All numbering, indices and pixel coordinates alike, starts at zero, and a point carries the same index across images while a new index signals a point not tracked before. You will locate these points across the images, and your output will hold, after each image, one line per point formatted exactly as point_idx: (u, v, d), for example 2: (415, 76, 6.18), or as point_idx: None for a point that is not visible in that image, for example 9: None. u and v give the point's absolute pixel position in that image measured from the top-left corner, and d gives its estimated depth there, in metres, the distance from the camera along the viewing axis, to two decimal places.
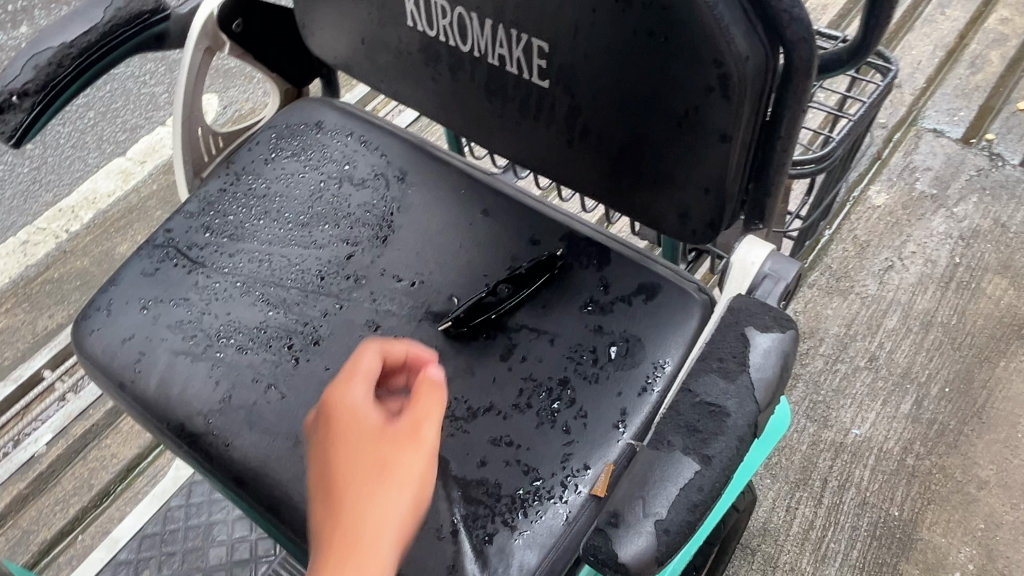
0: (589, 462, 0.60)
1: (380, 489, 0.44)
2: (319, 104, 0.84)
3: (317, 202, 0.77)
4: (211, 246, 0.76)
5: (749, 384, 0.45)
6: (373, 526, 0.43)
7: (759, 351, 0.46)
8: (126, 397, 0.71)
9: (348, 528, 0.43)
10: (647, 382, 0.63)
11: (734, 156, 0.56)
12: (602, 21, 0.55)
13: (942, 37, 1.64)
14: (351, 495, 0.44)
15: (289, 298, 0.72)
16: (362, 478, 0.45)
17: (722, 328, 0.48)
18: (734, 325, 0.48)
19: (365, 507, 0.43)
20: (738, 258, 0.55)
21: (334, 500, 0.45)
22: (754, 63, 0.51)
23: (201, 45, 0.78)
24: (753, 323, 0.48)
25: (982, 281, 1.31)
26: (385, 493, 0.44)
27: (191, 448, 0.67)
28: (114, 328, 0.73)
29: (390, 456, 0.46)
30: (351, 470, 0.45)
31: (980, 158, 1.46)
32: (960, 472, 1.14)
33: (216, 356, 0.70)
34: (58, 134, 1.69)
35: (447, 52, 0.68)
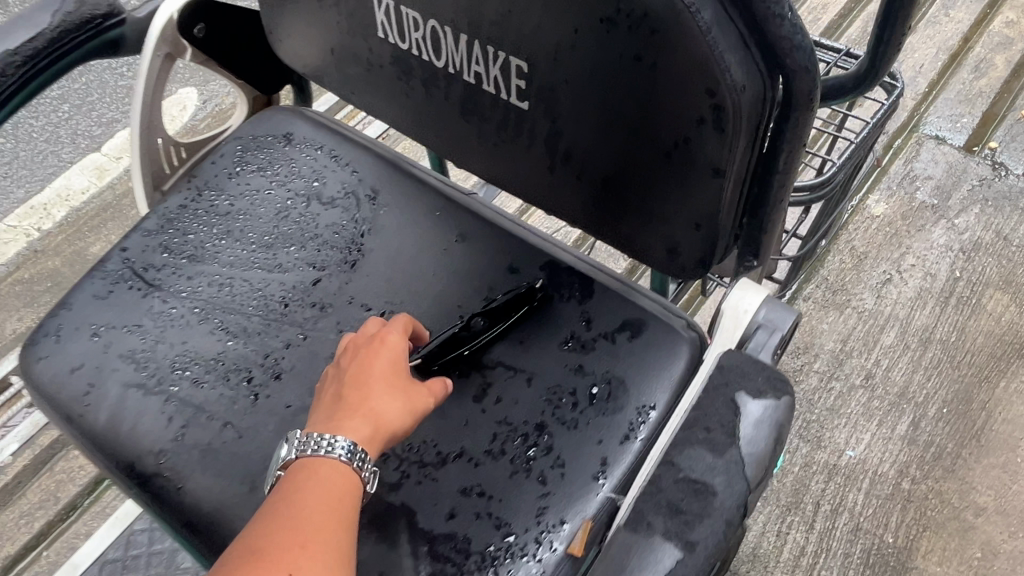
0: (566, 516, 0.56)
1: (401, 399, 0.55)
2: (288, 114, 0.80)
3: (283, 221, 0.73)
4: (169, 268, 0.71)
5: (738, 459, 0.41)
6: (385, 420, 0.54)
7: (749, 423, 0.42)
8: (74, 432, 0.66)
9: (369, 409, 0.53)
10: (631, 429, 0.58)
11: (728, 191, 0.52)
12: (585, 42, 0.50)
13: (945, 39, 1.59)
14: (377, 391, 0.55)
15: (251, 327, 0.67)
16: (387, 381, 0.55)
17: (709, 390, 0.44)
18: (723, 388, 0.44)
19: (386, 403, 0.54)
20: (731, 305, 0.50)
21: (357, 387, 0.55)
22: (751, 93, 0.46)
23: (160, 51, 0.72)
24: (744, 387, 0.44)
25: (983, 297, 1.27)
26: (399, 401, 0.55)
27: (140, 490, 0.63)
28: (62, 357, 0.68)
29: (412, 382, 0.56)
30: (379, 370, 0.56)
31: (983, 168, 1.42)
32: (957, 497, 1.10)
33: (170, 390, 0.65)
34: (31, 128, 1.62)
35: (420, 66, 0.63)
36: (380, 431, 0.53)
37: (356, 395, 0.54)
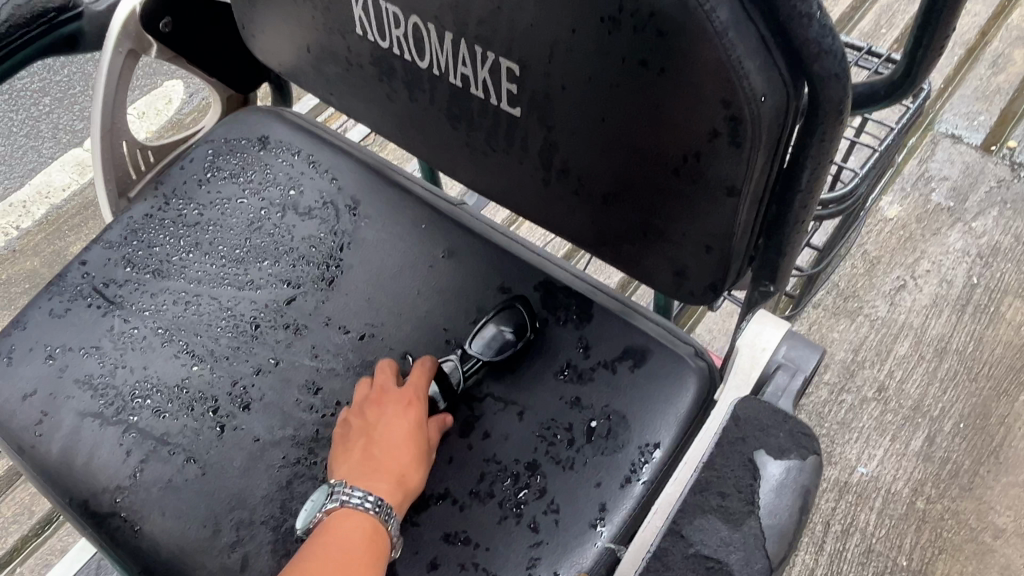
0: (560, 569, 0.50)
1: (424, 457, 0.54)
2: (264, 116, 0.74)
3: (256, 233, 0.67)
4: (131, 284, 0.66)
5: (756, 532, 0.37)
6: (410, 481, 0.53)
7: (770, 488, 0.38)
8: (26, 464, 0.60)
9: (394, 470, 0.52)
10: (632, 471, 0.53)
11: (743, 212, 0.46)
12: (582, 43, 0.45)
13: (962, 33, 1.52)
14: (403, 446, 0.53)
15: (218, 350, 0.62)
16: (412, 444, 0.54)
17: (724, 447, 0.39)
18: (740, 446, 0.39)
19: (412, 463, 0.53)
20: (747, 340, 0.44)
21: (384, 448, 0.53)
22: (772, 104, 0.40)
23: (122, 48, 0.66)
24: (765, 444, 0.39)
25: (1002, 305, 1.21)
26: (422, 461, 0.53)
27: (95, 531, 0.57)
28: (13, 382, 0.62)
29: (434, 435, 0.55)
30: (405, 425, 0.54)
31: (1001, 168, 1.36)
32: (975, 518, 1.05)
33: (128, 421, 0.59)
34: (10, 121, 1.56)
35: (402, 67, 0.58)
36: (407, 494, 0.52)
37: (379, 450, 0.53)
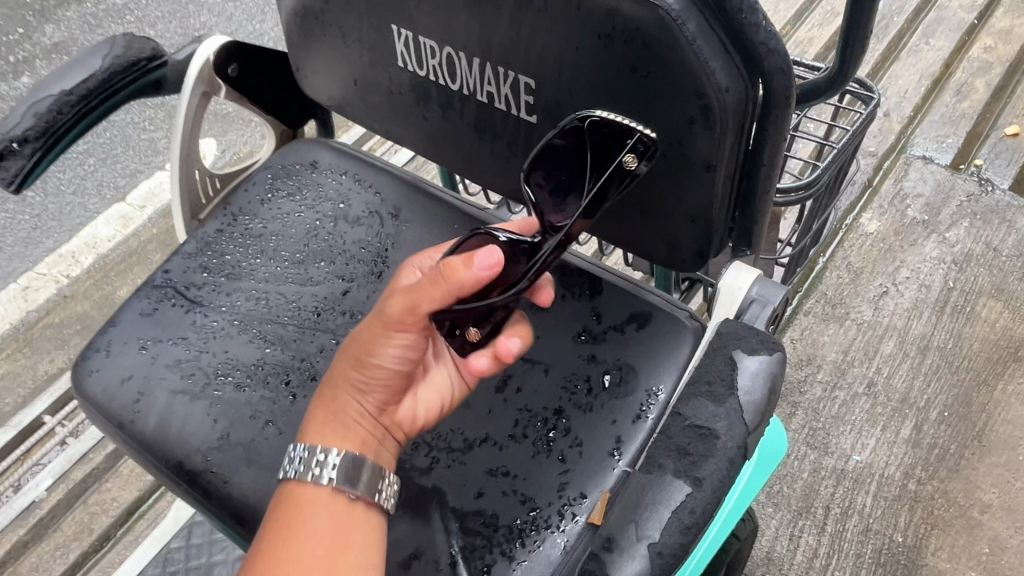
0: (585, 490, 0.61)
1: (349, 363, 0.55)
2: (314, 145, 0.86)
3: (313, 240, 0.79)
4: (209, 285, 0.77)
5: (738, 407, 0.46)
6: (338, 399, 0.56)
7: (747, 375, 0.48)
8: (126, 437, 0.71)
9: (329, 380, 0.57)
10: (641, 411, 0.63)
11: (719, 186, 0.58)
12: (585, 57, 0.57)
13: (928, 66, 1.65)
14: (341, 360, 0.57)
15: (286, 335, 0.73)
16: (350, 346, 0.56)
17: (710, 353, 0.50)
18: (722, 350, 0.49)
19: (340, 364, 0.56)
20: (726, 283, 0.56)
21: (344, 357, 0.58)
22: (734, 94, 0.52)
23: (198, 89, 0.79)
24: (741, 347, 0.49)
25: (977, 305, 1.31)
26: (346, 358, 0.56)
27: (190, 486, 0.67)
28: (113, 369, 0.73)
29: (366, 334, 0.55)
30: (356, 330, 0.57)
31: (970, 184, 1.48)
32: (963, 496, 1.14)
33: (214, 395, 0.70)
34: (58, 181, 1.68)
35: (437, 90, 0.70)
36: (330, 398, 0.56)
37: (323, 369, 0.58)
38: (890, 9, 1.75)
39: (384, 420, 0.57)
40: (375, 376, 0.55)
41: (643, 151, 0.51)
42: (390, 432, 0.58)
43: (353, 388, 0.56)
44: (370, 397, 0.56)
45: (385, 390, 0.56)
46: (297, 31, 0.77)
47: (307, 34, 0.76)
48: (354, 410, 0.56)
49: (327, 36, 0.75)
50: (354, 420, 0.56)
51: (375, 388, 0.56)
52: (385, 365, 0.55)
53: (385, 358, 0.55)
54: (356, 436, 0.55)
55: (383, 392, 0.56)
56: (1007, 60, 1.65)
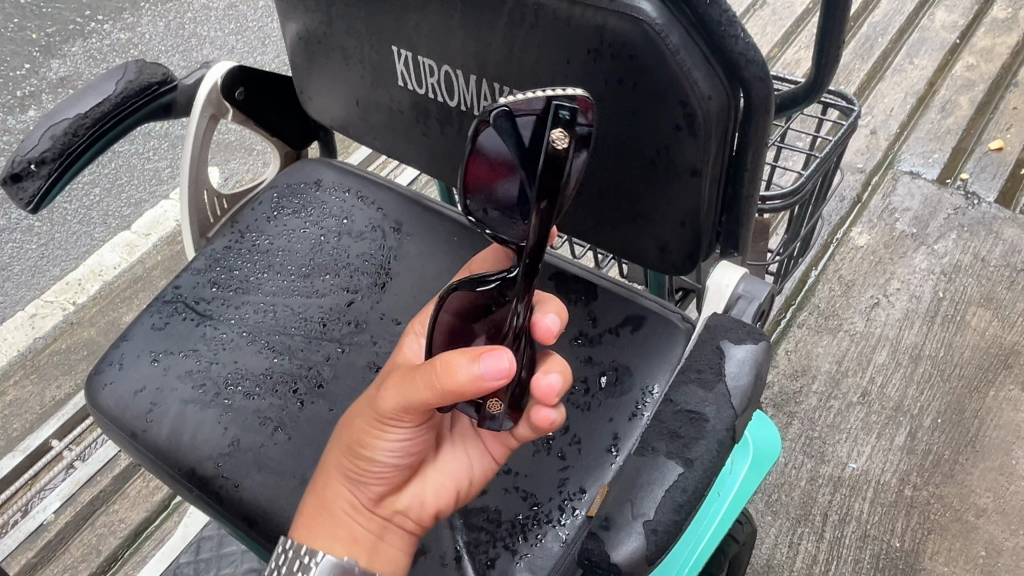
0: (585, 486, 0.63)
1: (344, 452, 0.54)
2: (318, 164, 0.90)
3: (318, 254, 0.82)
4: (218, 299, 0.80)
5: (726, 392, 0.50)
6: (332, 489, 0.54)
7: (734, 362, 0.51)
8: (139, 446, 0.73)
9: (329, 467, 0.56)
10: (637, 408, 0.66)
11: (705, 190, 0.61)
12: (575, 70, 0.60)
13: (912, 85, 1.70)
14: (341, 447, 0.55)
15: (294, 345, 0.76)
16: (348, 430, 0.55)
17: (699, 344, 0.53)
18: (710, 340, 0.53)
19: (340, 452, 0.55)
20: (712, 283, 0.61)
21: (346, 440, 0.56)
22: (716, 102, 0.55)
23: (206, 112, 0.83)
24: (728, 337, 0.53)
25: (967, 314, 1.34)
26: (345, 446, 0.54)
27: (201, 492, 0.69)
28: (126, 381, 0.75)
29: (359, 424, 0.53)
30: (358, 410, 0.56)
31: (956, 197, 1.51)
32: (958, 500, 1.15)
33: (224, 403, 0.72)
34: (65, 212, 1.70)
35: (435, 108, 0.74)
36: (328, 489, 0.55)
37: (329, 454, 0.56)
38: (874, 31, 1.80)
39: (385, 513, 0.54)
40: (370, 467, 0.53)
41: (570, 118, 0.40)
42: (393, 525, 0.55)
43: (348, 480, 0.54)
44: (366, 489, 0.54)
45: (383, 483, 0.54)
46: (301, 54, 0.81)
47: (310, 57, 0.80)
48: (348, 503, 0.54)
49: (330, 59, 0.78)
50: (347, 515, 0.54)
51: (369, 480, 0.53)
52: (380, 458, 0.52)
53: (378, 449, 0.52)
54: (347, 532, 0.53)
55: (379, 484, 0.54)
56: (989, 78, 1.69)
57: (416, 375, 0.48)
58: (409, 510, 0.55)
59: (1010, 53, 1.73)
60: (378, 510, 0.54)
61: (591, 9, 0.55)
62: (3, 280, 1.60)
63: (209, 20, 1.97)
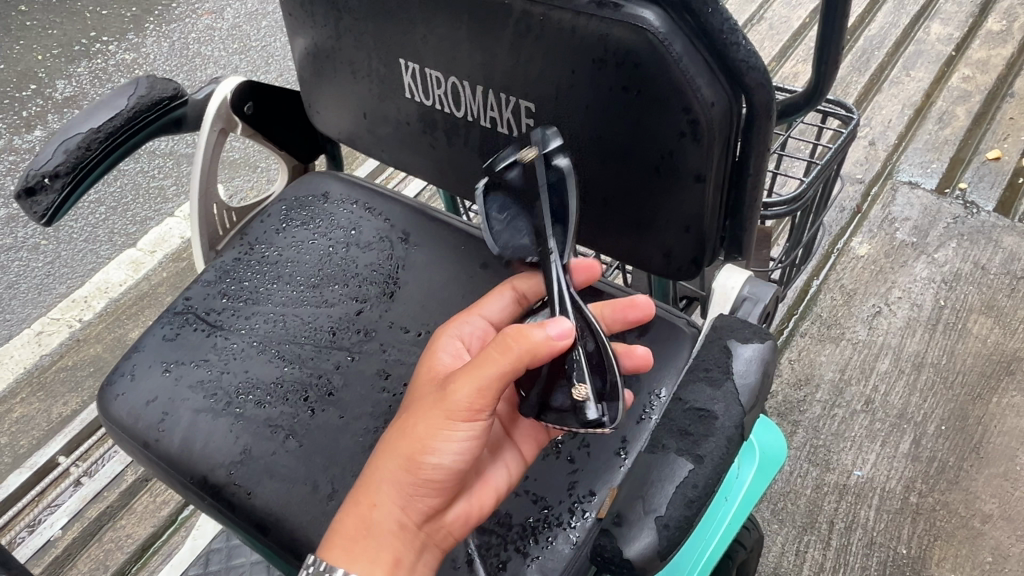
0: (594, 488, 0.64)
1: (394, 466, 0.52)
2: (326, 178, 0.92)
3: (327, 264, 0.84)
4: (228, 310, 0.81)
5: (734, 389, 0.51)
6: (377, 508, 0.53)
7: (741, 360, 0.53)
8: (150, 455, 0.73)
9: (365, 488, 0.53)
10: (645, 412, 0.67)
11: (709, 195, 0.62)
12: (580, 80, 0.61)
13: (909, 96, 1.72)
14: (382, 463, 0.53)
15: (304, 353, 0.77)
16: (389, 446, 0.53)
17: (706, 344, 0.55)
18: (717, 340, 0.55)
19: (381, 468, 0.53)
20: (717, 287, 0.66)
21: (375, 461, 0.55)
22: (719, 108, 0.56)
23: (215, 126, 0.84)
24: (734, 337, 0.55)
25: (968, 322, 1.35)
26: (388, 461, 0.53)
27: (213, 500, 0.70)
28: (137, 392, 0.76)
29: (421, 430, 0.52)
30: (392, 430, 0.55)
31: (955, 207, 1.52)
32: (963, 507, 1.14)
33: (236, 412, 0.73)
34: (71, 229, 1.69)
35: (442, 119, 0.76)
36: (369, 508, 0.53)
37: (363, 477, 0.54)
38: (871, 45, 1.82)
39: (428, 528, 0.55)
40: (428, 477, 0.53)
41: None
42: (433, 541, 0.55)
43: (399, 496, 0.53)
44: (417, 503, 0.53)
45: (431, 498, 0.54)
46: (309, 69, 0.83)
47: (318, 72, 0.82)
48: (396, 520, 0.53)
49: (338, 73, 0.80)
50: (394, 534, 0.53)
51: (421, 494, 0.53)
52: (439, 468, 0.52)
53: (439, 457, 0.52)
54: (391, 553, 0.52)
55: (430, 497, 0.54)
56: (984, 89, 1.71)
57: (494, 361, 0.50)
58: (452, 525, 0.56)
59: (1005, 65, 1.75)
60: (422, 526, 0.54)
61: (596, 19, 0.56)
62: (8, 298, 1.57)
63: (213, 40, 1.99)
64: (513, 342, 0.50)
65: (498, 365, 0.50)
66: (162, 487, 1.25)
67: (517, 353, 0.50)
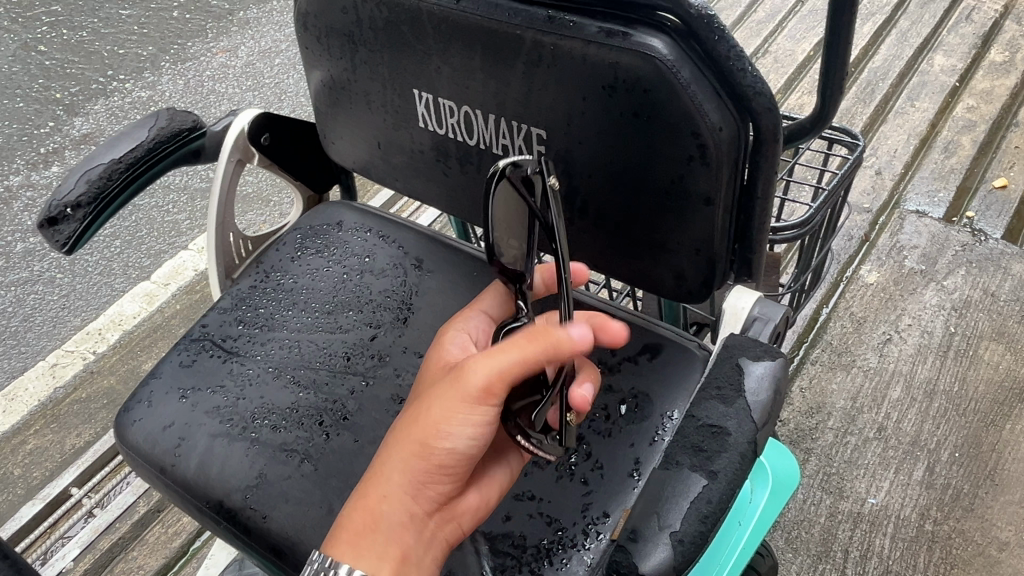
0: (609, 510, 0.64)
1: (406, 454, 0.52)
2: (339, 207, 0.94)
3: (341, 291, 0.85)
4: (244, 337, 0.82)
5: (746, 407, 0.53)
6: (387, 501, 0.53)
7: (753, 378, 0.54)
8: (166, 480, 0.74)
9: (374, 480, 0.53)
10: (657, 434, 0.68)
11: (718, 218, 0.63)
12: (590, 106, 0.63)
13: (914, 126, 1.73)
14: (393, 450, 0.53)
15: (319, 378, 0.78)
16: (400, 432, 0.53)
17: (718, 362, 0.56)
18: (729, 358, 0.56)
19: (390, 455, 0.53)
20: (731, 305, 0.68)
21: (382, 449, 0.55)
22: (728, 132, 0.57)
23: (233, 157, 0.87)
24: (745, 355, 0.56)
25: (979, 348, 1.35)
26: (399, 449, 0.53)
27: (230, 524, 0.70)
28: (154, 418, 0.77)
29: (433, 414, 0.52)
30: (399, 417, 0.55)
31: (963, 235, 1.53)
32: (979, 534, 1.13)
33: (252, 437, 0.74)
34: (86, 263, 1.70)
35: (455, 147, 0.78)
36: (379, 498, 0.53)
37: (373, 467, 0.54)
38: (875, 76, 1.84)
39: (437, 521, 0.55)
40: (438, 464, 0.52)
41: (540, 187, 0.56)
42: (440, 536, 0.56)
43: (410, 485, 0.52)
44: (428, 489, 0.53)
45: (442, 484, 0.54)
46: (325, 100, 0.85)
47: (334, 103, 0.84)
48: (407, 513, 0.53)
49: (354, 105, 0.82)
50: (405, 528, 0.53)
51: (432, 483, 0.53)
52: (453, 451, 0.52)
53: (452, 444, 0.52)
54: (398, 550, 0.53)
55: (442, 485, 0.54)
56: (989, 119, 1.73)
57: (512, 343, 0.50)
58: (461, 518, 0.57)
59: (1009, 95, 1.77)
60: (432, 519, 0.55)
61: (605, 48, 0.58)
62: (23, 330, 1.58)
63: (227, 78, 2.03)
64: (541, 335, 0.50)
65: (522, 355, 0.50)
66: (174, 518, 1.25)
67: (543, 345, 0.49)
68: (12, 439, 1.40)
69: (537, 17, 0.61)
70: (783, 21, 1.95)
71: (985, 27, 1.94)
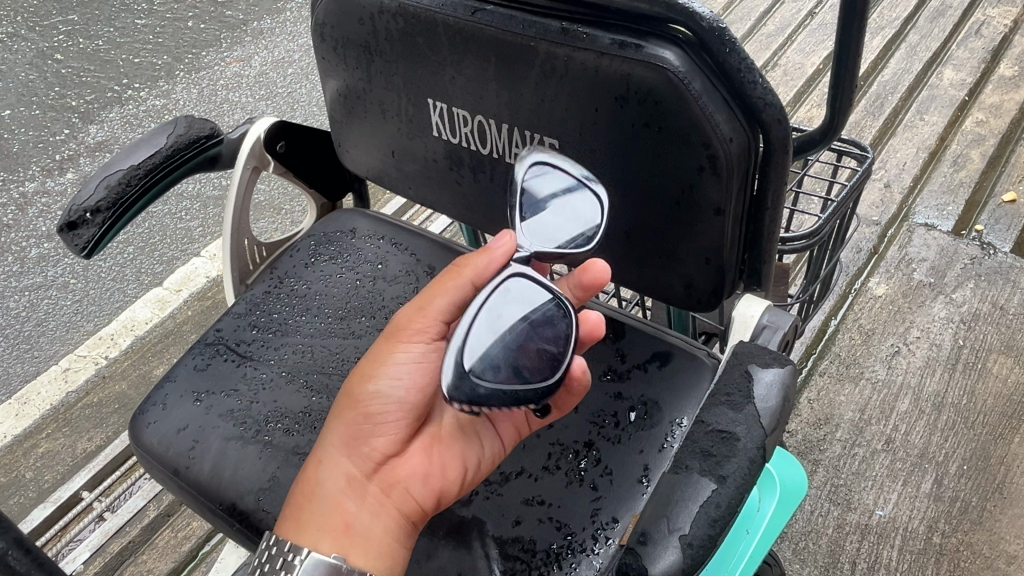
0: (617, 515, 0.65)
1: (340, 415, 0.61)
2: (352, 215, 0.96)
3: (354, 297, 0.86)
4: (258, 341, 0.83)
5: (755, 412, 0.54)
6: (325, 466, 0.60)
7: (762, 385, 0.55)
8: (180, 482, 0.75)
9: (318, 454, 0.62)
10: (666, 440, 0.69)
11: (729, 228, 0.63)
12: (603, 117, 0.64)
13: (923, 140, 1.74)
14: (334, 423, 0.61)
15: (331, 383, 0.78)
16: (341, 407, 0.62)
17: (727, 369, 0.57)
18: (738, 365, 0.57)
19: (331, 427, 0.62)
20: (741, 313, 0.69)
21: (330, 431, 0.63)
22: (738, 143, 0.58)
23: (249, 164, 0.88)
24: (754, 362, 0.57)
25: (988, 361, 1.35)
26: (337, 420, 0.61)
27: (243, 526, 0.71)
28: (169, 420, 0.78)
29: (363, 373, 0.61)
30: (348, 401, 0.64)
31: (972, 248, 1.53)
32: (987, 547, 1.13)
33: (265, 440, 0.74)
34: (100, 268, 1.72)
35: (468, 155, 0.79)
36: (320, 466, 0.60)
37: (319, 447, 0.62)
38: (885, 89, 1.85)
39: (381, 484, 0.59)
40: (370, 413, 0.60)
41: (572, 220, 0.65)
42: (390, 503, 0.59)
43: (345, 446, 0.60)
44: (362, 447, 0.60)
45: (379, 441, 0.60)
46: (340, 110, 0.86)
47: (349, 113, 0.86)
48: (342, 476, 0.59)
49: (369, 113, 0.84)
50: (339, 492, 0.58)
51: (366, 437, 0.60)
52: (383, 398, 0.60)
53: (379, 390, 0.60)
54: (337, 516, 0.58)
55: (377, 438, 0.60)
56: (999, 132, 1.74)
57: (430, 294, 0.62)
58: (408, 482, 0.60)
59: (1018, 109, 1.78)
60: (373, 482, 0.59)
61: (618, 59, 0.59)
62: (36, 335, 1.59)
63: (240, 87, 2.05)
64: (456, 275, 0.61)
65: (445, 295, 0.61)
66: (184, 522, 1.26)
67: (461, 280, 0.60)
68: (24, 443, 1.41)
69: (551, 28, 0.62)
70: (792, 34, 1.96)
71: (994, 42, 1.95)
